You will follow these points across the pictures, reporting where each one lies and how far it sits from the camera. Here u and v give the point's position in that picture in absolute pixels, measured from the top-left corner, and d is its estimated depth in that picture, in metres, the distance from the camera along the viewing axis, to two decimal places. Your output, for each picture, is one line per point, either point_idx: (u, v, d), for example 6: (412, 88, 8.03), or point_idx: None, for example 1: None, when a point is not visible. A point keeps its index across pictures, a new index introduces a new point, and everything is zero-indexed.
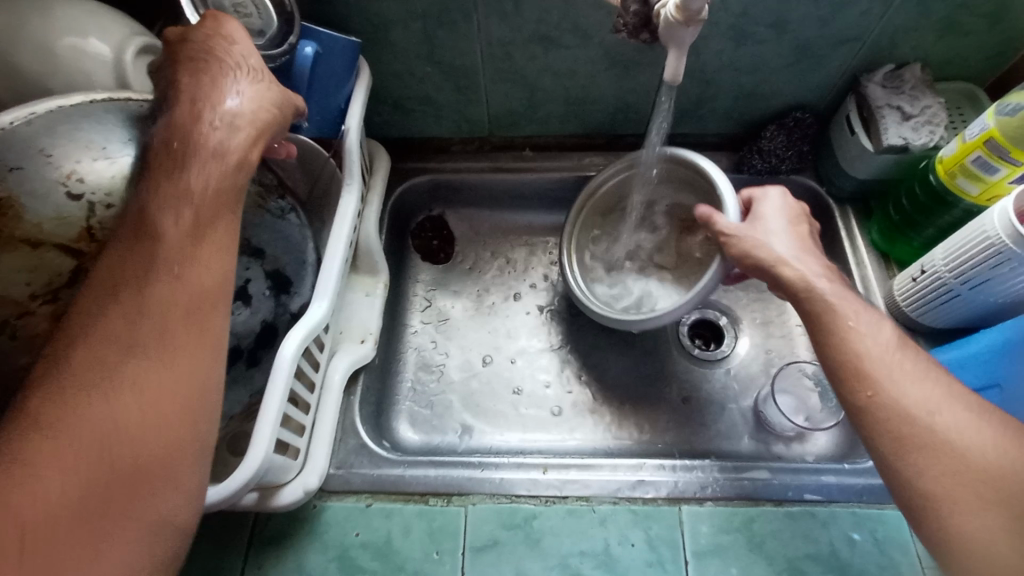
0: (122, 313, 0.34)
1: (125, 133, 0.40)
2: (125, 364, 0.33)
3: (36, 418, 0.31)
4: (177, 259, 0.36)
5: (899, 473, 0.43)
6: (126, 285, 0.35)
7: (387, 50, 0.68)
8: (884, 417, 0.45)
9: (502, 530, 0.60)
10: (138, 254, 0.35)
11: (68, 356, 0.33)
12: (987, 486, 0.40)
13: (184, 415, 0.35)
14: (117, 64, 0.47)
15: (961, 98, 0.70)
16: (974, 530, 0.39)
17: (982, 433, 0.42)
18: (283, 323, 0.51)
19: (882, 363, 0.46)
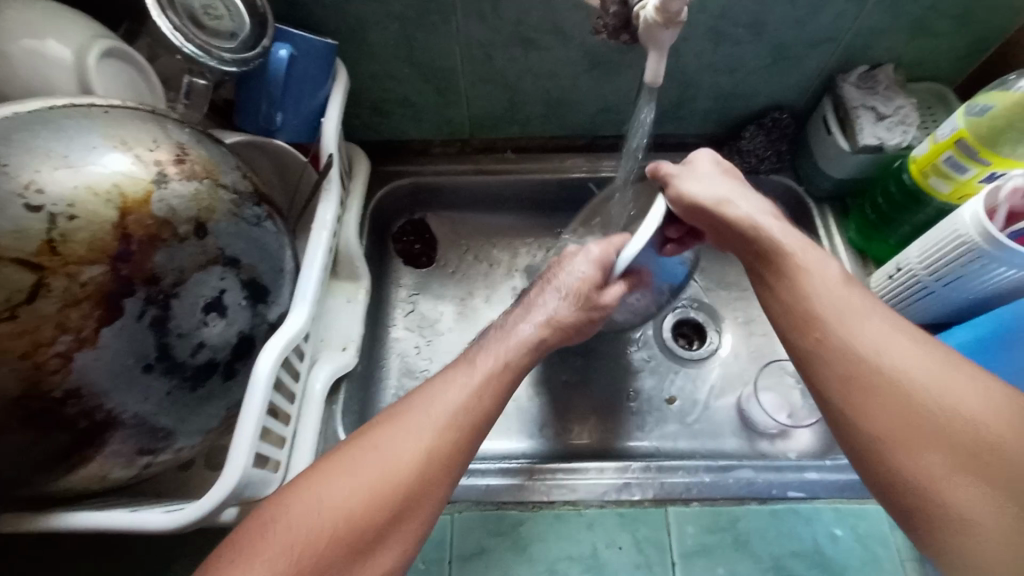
0: (426, 431, 0.44)
1: (89, 140, 0.38)
2: (415, 472, 0.42)
3: (356, 457, 0.42)
4: (477, 404, 0.46)
5: (845, 413, 0.41)
6: (427, 410, 0.45)
7: (364, 52, 0.66)
8: (832, 358, 0.43)
9: (490, 537, 0.60)
10: (454, 393, 0.46)
11: (375, 444, 0.43)
12: (932, 425, 0.38)
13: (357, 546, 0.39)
14: (79, 68, 0.45)
15: (932, 99, 0.72)
16: (918, 468, 0.38)
17: (926, 368, 0.40)
18: (261, 333, 0.48)
19: (835, 307, 0.45)
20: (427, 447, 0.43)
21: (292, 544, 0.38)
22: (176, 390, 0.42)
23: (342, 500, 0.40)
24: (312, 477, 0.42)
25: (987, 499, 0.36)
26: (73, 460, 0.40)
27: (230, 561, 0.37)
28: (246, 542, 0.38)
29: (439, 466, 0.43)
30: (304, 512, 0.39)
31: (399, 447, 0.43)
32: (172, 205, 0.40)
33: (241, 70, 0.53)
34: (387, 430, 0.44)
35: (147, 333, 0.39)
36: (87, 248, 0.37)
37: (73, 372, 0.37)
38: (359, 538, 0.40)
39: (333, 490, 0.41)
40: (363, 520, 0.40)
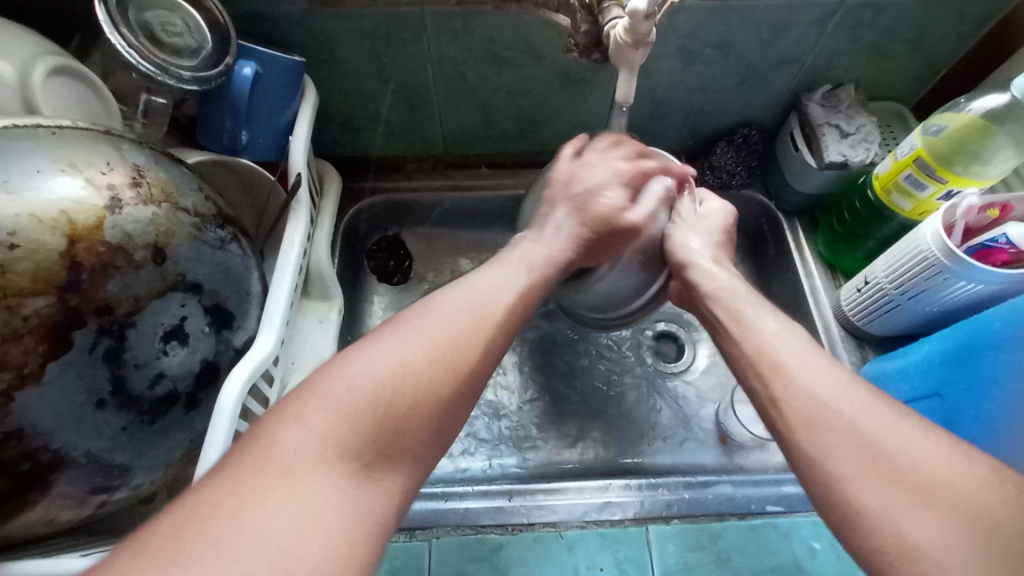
0: (468, 310, 0.43)
1: (33, 163, 0.36)
2: (460, 351, 0.41)
3: (397, 329, 0.41)
4: (507, 291, 0.46)
5: (811, 460, 0.39)
6: (461, 291, 0.45)
7: (334, 69, 0.65)
8: (797, 406, 0.41)
9: (468, 564, 0.58)
10: (484, 282, 0.46)
11: (415, 319, 0.42)
12: (892, 467, 0.36)
13: (404, 414, 0.37)
14: (23, 87, 0.42)
15: (891, 117, 0.74)
16: (880, 509, 0.36)
17: (889, 421, 0.38)
18: (226, 360, 0.46)
19: (791, 357, 0.44)
20: (486, 320, 0.43)
21: (355, 396, 0.36)
22: (132, 425, 0.40)
23: (407, 364, 0.39)
24: (366, 343, 0.40)
25: (952, 544, 0.33)
26: (13, 507, 0.37)
27: (298, 409, 0.36)
28: (308, 395, 0.37)
29: (497, 342, 0.43)
30: (365, 364, 0.38)
31: (459, 322, 0.42)
32: (127, 231, 0.38)
33: (202, 88, 0.51)
34: (443, 304, 0.43)
35: (100, 367, 0.37)
36: (31, 279, 0.34)
37: (14, 412, 0.35)
38: (428, 404, 0.38)
39: (399, 355, 0.39)
40: (434, 388, 0.39)
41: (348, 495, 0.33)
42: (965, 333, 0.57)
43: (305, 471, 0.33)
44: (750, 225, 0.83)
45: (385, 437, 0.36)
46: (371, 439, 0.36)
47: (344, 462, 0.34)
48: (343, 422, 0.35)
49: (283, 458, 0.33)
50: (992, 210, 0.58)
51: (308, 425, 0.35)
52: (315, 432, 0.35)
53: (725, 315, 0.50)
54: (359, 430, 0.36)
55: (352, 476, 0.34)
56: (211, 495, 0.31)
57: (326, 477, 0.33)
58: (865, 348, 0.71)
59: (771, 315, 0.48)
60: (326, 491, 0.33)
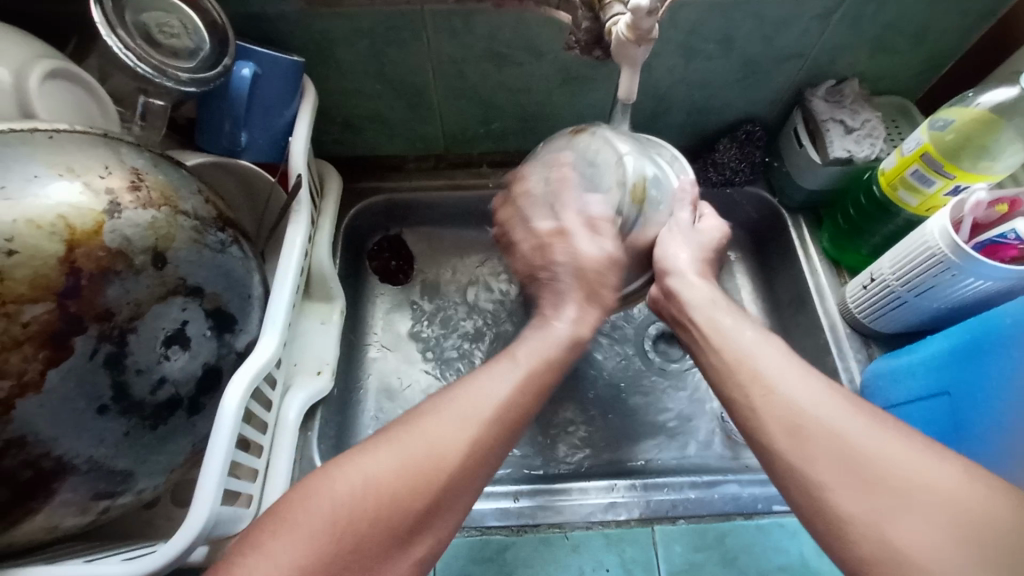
0: (455, 424, 0.41)
1: (30, 169, 0.36)
2: (438, 476, 0.39)
3: (380, 444, 0.40)
4: (505, 403, 0.43)
5: (794, 467, 0.39)
6: (453, 397, 0.43)
7: (333, 68, 0.65)
8: (772, 417, 0.42)
9: (474, 565, 0.58)
10: (478, 383, 0.44)
11: (402, 435, 0.41)
12: (875, 474, 0.37)
13: (368, 540, 0.37)
14: (19, 91, 0.42)
15: (895, 111, 0.74)
16: (863, 515, 0.36)
17: (866, 427, 0.39)
18: (228, 364, 0.46)
19: (768, 366, 0.44)
20: (470, 434, 0.41)
21: (323, 520, 0.36)
22: (135, 430, 0.40)
23: (379, 486, 0.38)
24: (346, 458, 0.40)
25: (935, 550, 0.34)
26: (16, 515, 0.37)
27: (267, 537, 0.36)
28: (280, 522, 0.36)
29: (482, 460, 0.41)
30: (339, 484, 0.38)
31: (441, 439, 0.40)
32: (126, 235, 0.38)
33: (201, 89, 0.50)
34: (432, 413, 0.42)
35: (101, 373, 0.37)
36: (29, 285, 0.34)
37: (15, 420, 0.34)
38: (397, 527, 0.38)
39: (370, 477, 0.38)
40: (404, 512, 0.38)
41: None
42: (971, 330, 0.57)
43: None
44: (754, 222, 0.82)
45: (351, 566, 0.36)
46: (334, 569, 0.35)
47: None
48: (306, 552, 0.35)
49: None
50: (1000, 206, 0.57)
51: (274, 551, 0.35)
52: (279, 557, 0.35)
53: (704, 324, 0.50)
54: (325, 560, 0.35)
55: None
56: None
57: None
58: (871, 345, 0.70)
59: (749, 327, 0.48)
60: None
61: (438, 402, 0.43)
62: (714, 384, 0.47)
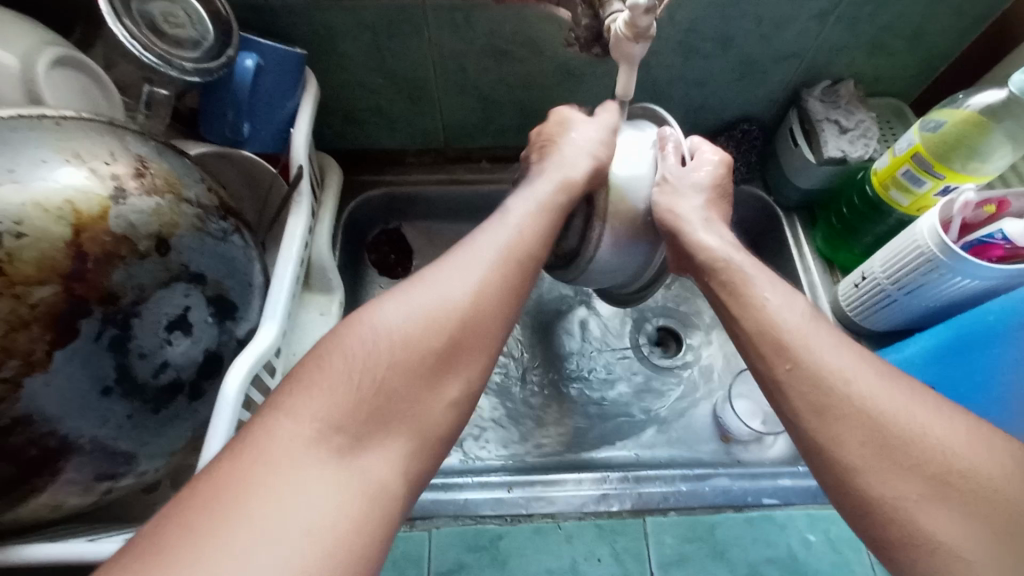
0: (456, 280, 0.44)
1: (38, 154, 0.37)
2: (447, 324, 0.42)
3: (387, 302, 0.42)
4: (500, 269, 0.46)
5: (821, 447, 0.39)
6: (448, 259, 0.46)
7: (335, 61, 0.65)
8: (801, 390, 0.41)
9: (468, 553, 0.59)
10: (472, 252, 0.47)
11: (405, 291, 0.43)
12: (907, 450, 0.37)
13: (393, 384, 0.39)
14: (27, 77, 0.42)
15: (889, 113, 0.75)
16: (892, 499, 0.36)
17: (895, 400, 0.39)
18: (229, 351, 0.47)
19: (797, 335, 0.43)
20: (470, 288, 0.44)
21: (345, 372, 0.38)
22: (138, 413, 0.41)
23: (391, 338, 0.40)
24: (358, 317, 0.41)
25: (965, 537, 0.34)
26: (21, 493, 0.38)
27: (291, 395, 0.37)
28: (301, 381, 0.38)
29: (489, 308, 0.44)
30: (358, 341, 0.39)
31: (445, 290, 0.43)
32: (131, 221, 0.38)
33: (204, 80, 0.51)
34: (433, 273, 0.44)
35: (105, 356, 0.38)
36: (37, 267, 0.35)
37: (21, 399, 0.35)
38: (417, 375, 0.39)
39: (382, 330, 0.40)
40: (421, 359, 0.40)
41: (343, 464, 0.35)
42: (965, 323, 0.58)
43: (298, 455, 0.34)
44: (749, 221, 0.83)
45: (381, 411, 0.38)
46: (365, 412, 0.37)
47: (336, 438, 0.35)
48: (331, 403, 0.36)
49: (275, 441, 0.34)
50: (987, 207, 0.58)
51: (299, 405, 0.36)
52: (306, 413, 0.36)
53: (724, 285, 0.49)
54: (351, 404, 0.37)
55: (349, 451, 0.35)
56: (213, 491, 0.32)
57: (322, 454, 0.34)
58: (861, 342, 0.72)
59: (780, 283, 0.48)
60: (326, 465, 0.34)
61: (435, 266, 0.45)
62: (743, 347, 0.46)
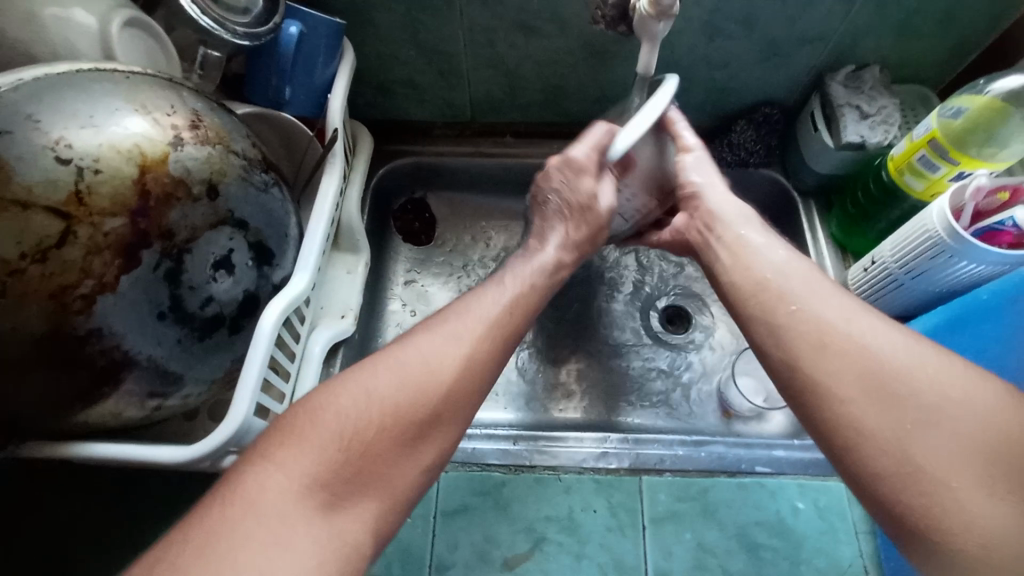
0: (443, 345, 0.46)
1: (111, 103, 0.41)
2: (431, 390, 0.44)
3: (374, 362, 0.45)
4: (480, 335, 0.48)
5: (818, 385, 0.42)
6: (436, 321, 0.49)
7: (371, 32, 0.69)
8: (796, 331, 0.44)
9: (473, 496, 0.64)
10: (458, 317, 0.49)
11: (393, 354, 0.45)
12: (901, 385, 0.40)
13: (370, 448, 0.41)
14: (103, 36, 0.47)
15: (915, 100, 0.74)
16: (885, 428, 0.39)
17: (893, 338, 0.42)
18: (265, 293, 0.52)
19: (799, 285, 0.47)
20: (451, 352, 0.46)
21: (330, 432, 0.40)
22: (186, 339, 0.46)
23: (372, 402, 0.42)
24: (346, 378, 0.43)
25: (946, 462, 0.37)
26: (91, 397, 0.44)
27: (274, 450, 0.39)
28: (282, 437, 0.40)
29: (472, 378, 0.46)
30: (342, 403, 0.41)
31: (434, 353, 0.46)
32: (187, 166, 0.43)
33: (253, 44, 0.55)
34: (422, 337, 0.47)
35: (162, 284, 0.43)
36: (110, 201, 0.40)
37: (94, 314, 0.40)
38: (394, 441, 0.42)
39: (361, 393, 0.42)
40: (403, 422, 0.42)
41: (327, 520, 0.37)
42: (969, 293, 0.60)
43: (285, 509, 0.36)
44: (766, 205, 0.84)
45: (358, 475, 0.40)
46: (343, 473, 0.39)
47: (313, 495, 0.37)
48: (323, 461, 0.39)
49: (260, 494, 0.37)
50: (1002, 193, 0.59)
51: (282, 459, 0.38)
52: (287, 465, 0.38)
53: (730, 243, 0.53)
54: (333, 460, 0.39)
55: (325, 509, 0.37)
56: (213, 515, 0.35)
57: (305, 507, 0.37)
58: None
59: (781, 246, 0.51)
60: (309, 519, 0.36)
61: (425, 328, 0.48)
62: (730, 303, 0.50)
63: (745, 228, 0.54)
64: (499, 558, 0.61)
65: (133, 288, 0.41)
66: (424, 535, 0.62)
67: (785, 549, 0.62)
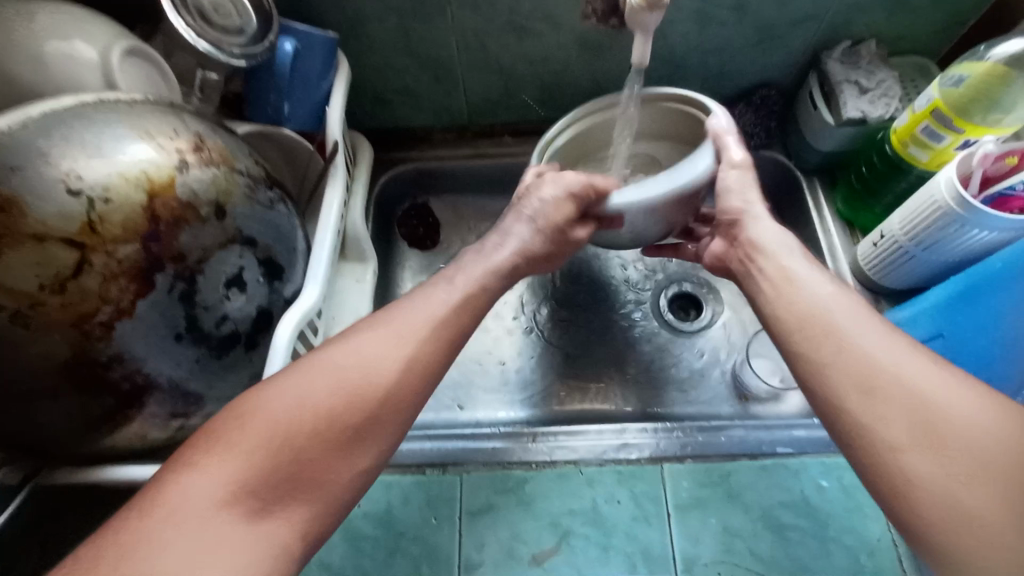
0: (388, 343, 0.45)
1: (116, 132, 0.42)
2: (373, 392, 0.42)
3: (316, 360, 0.43)
4: (428, 331, 0.46)
5: (861, 425, 0.40)
6: (383, 315, 0.47)
7: (364, 43, 0.70)
8: (841, 371, 0.42)
9: (496, 495, 0.64)
10: (406, 312, 0.47)
11: (335, 352, 0.44)
12: (947, 429, 0.37)
13: (302, 451, 0.39)
14: (105, 68, 0.48)
15: (915, 71, 0.73)
16: (931, 472, 0.37)
17: (942, 379, 0.40)
18: (277, 308, 0.52)
19: (844, 320, 0.45)
20: (388, 358, 0.44)
21: (263, 435, 0.39)
22: (204, 358, 0.47)
23: (299, 406, 0.41)
24: (286, 380, 0.42)
25: (996, 511, 0.35)
26: (117, 421, 0.45)
27: (200, 452, 0.38)
28: (211, 440, 0.39)
29: (418, 375, 0.44)
30: (275, 405, 0.40)
31: (378, 351, 0.44)
32: (194, 189, 0.44)
33: (249, 64, 0.56)
34: (368, 333, 0.45)
35: (177, 307, 0.44)
36: (122, 229, 0.40)
37: (115, 340, 0.41)
38: (318, 449, 0.40)
39: (290, 395, 0.41)
40: (335, 425, 0.40)
41: (240, 531, 0.36)
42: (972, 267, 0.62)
43: (207, 517, 0.35)
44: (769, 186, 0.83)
45: (288, 481, 0.38)
46: (270, 481, 0.38)
47: (237, 505, 0.36)
48: (252, 467, 0.38)
49: (175, 501, 0.36)
50: (1010, 158, 0.58)
51: (211, 462, 0.38)
52: (216, 470, 0.37)
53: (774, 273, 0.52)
54: (255, 469, 0.38)
55: (247, 520, 0.36)
56: (135, 525, 0.35)
57: (215, 518, 0.35)
58: (881, 300, 0.72)
59: (827, 280, 0.49)
60: (220, 529, 0.35)
61: (371, 323, 0.47)
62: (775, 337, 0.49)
63: (776, 251, 0.53)
64: (527, 554, 0.61)
65: (150, 312, 0.42)
66: (451, 535, 0.62)
67: (811, 528, 0.62)
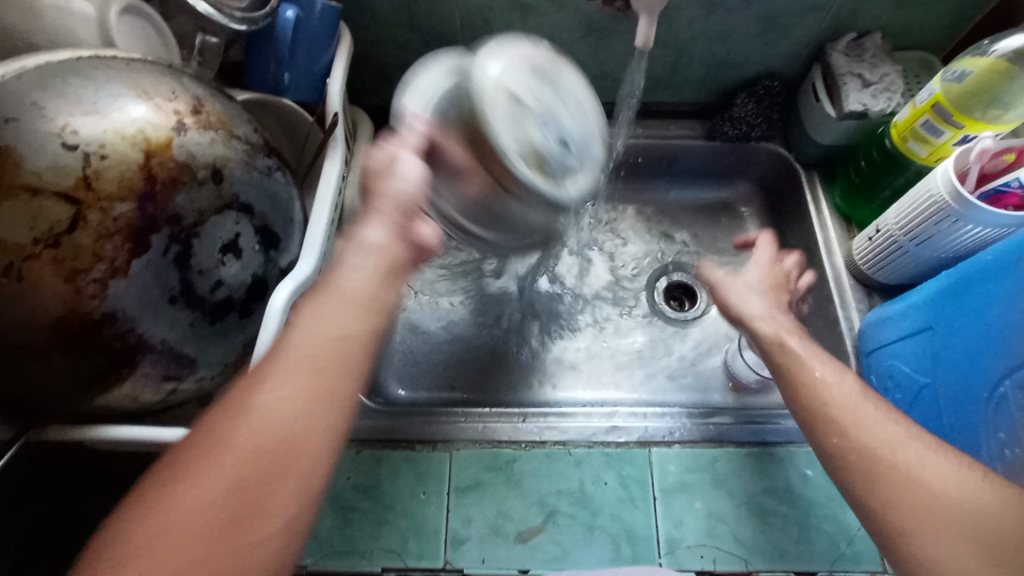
0: (264, 403, 0.37)
1: (114, 89, 0.42)
2: (259, 471, 0.36)
3: (194, 446, 0.37)
4: (306, 374, 0.38)
5: (878, 515, 0.42)
6: (262, 363, 0.39)
7: (368, 16, 0.69)
8: (853, 459, 0.44)
9: (485, 472, 0.65)
10: (283, 352, 0.39)
11: (212, 430, 0.37)
12: (958, 518, 0.40)
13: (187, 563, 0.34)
14: (102, 25, 0.48)
15: (918, 67, 0.74)
16: (945, 560, 0.39)
17: (940, 467, 0.42)
18: (273, 278, 0.52)
19: (844, 402, 0.47)
20: (273, 430, 0.37)
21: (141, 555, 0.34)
22: (198, 323, 0.47)
23: (178, 514, 0.35)
24: (161, 481, 0.36)
25: None
26: (109, 381, 0.45)
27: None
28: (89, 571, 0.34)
29: (308, 431, 0.37)
30: (151, 516, 0.35)
31: (259, 418, 0.37)
32: (191, 151, 0.44)
33: (250, 28, 0.56)
34: (243, 394, 0.38)
35: (172, 269, 0.44)
36: (117, 186, 0.40)
37: (108, 298, 0.41)
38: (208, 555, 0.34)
39: (169, 506, 0.35)
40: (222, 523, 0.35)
41: None
42: (974, 255, 0.60)
43: None
44: (770, 177, 0.85)
45: None
46: None
47: None
48: None
49: None
50: (1008, 154, 0.58)
51: None
52: None
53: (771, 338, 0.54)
54: None
55: None
56: None
57: None
58: (874, 296, 0.73)
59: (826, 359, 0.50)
60: None
61: (250, 377, 0.39)
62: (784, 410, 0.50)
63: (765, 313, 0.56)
64: (512, 531, 0.62)
65: (143, 272, 0.42)
66: (438, 510, 0.63)
67: (793, 515, 0.63)
